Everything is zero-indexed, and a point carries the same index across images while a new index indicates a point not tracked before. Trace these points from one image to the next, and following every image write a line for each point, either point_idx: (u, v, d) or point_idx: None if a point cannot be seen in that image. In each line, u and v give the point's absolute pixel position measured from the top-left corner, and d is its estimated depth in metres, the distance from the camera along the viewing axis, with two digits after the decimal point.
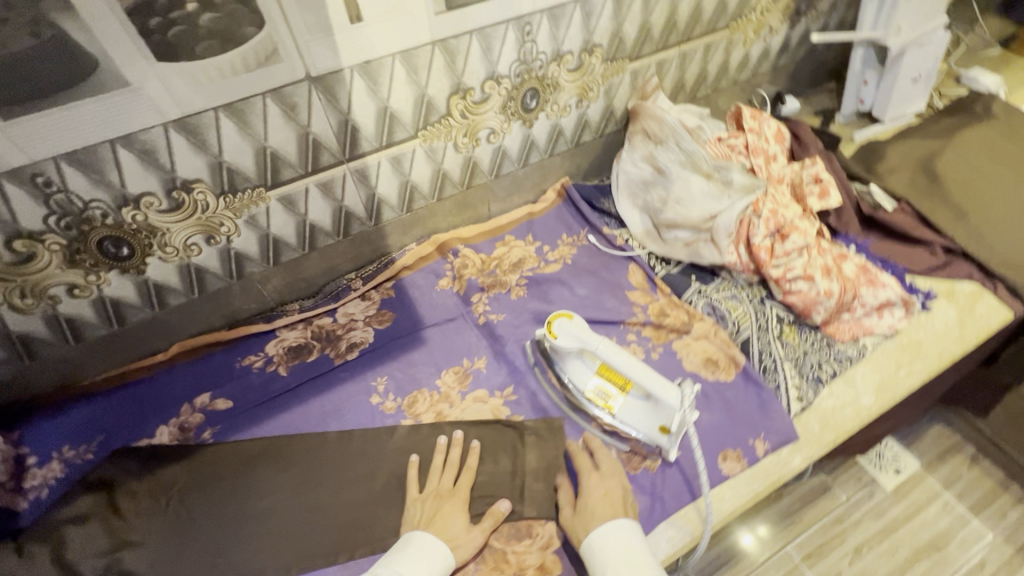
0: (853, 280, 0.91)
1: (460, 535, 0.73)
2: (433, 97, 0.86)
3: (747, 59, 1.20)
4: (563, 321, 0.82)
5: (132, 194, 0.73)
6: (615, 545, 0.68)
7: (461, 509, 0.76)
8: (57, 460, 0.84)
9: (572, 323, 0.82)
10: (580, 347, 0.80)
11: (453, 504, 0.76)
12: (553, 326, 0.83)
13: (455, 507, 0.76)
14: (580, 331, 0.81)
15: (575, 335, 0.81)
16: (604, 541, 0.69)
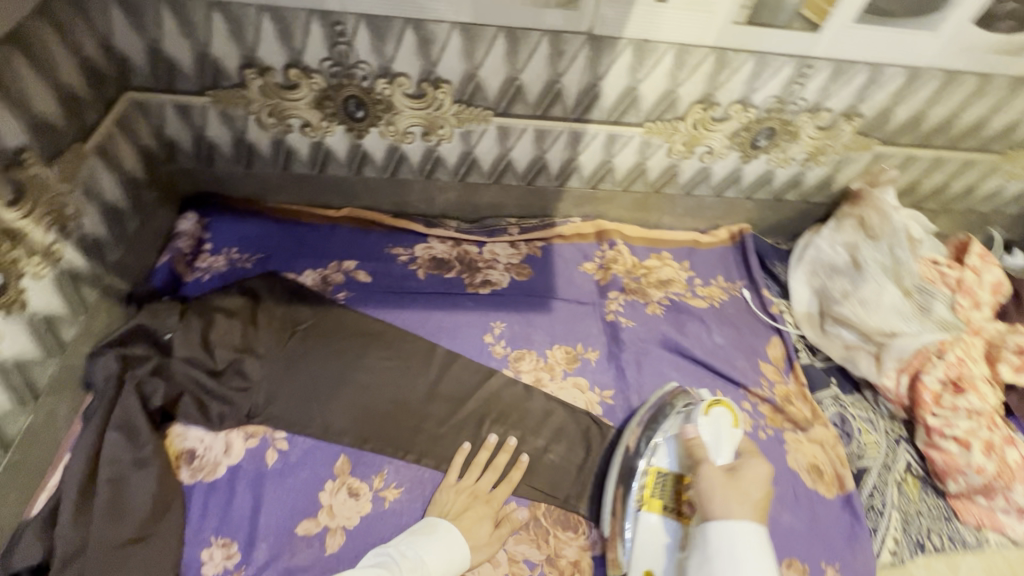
0: (1012, 470, 0.81)
1: (483, 540, 0.72)
2: (679, 97, 0.85)
3: (998, 193, 1.08)
4: (725, 415, 0.76)
5: (393, 70, 0.79)
6: (749, 539, 0.59)
7: (488, 515, 0.75)
8: (224, 256, 0.95)
9: (729, 426, 0.75)
10: (711, 441, 0.73)
11: (485, 508, 0.75)
12: (715, 406, 0.76)
13: (484, 513, 0.75)
14: (726, 436, 0.74)
15: (718, 433, 0.74)
16: (739, 526, 0.60)
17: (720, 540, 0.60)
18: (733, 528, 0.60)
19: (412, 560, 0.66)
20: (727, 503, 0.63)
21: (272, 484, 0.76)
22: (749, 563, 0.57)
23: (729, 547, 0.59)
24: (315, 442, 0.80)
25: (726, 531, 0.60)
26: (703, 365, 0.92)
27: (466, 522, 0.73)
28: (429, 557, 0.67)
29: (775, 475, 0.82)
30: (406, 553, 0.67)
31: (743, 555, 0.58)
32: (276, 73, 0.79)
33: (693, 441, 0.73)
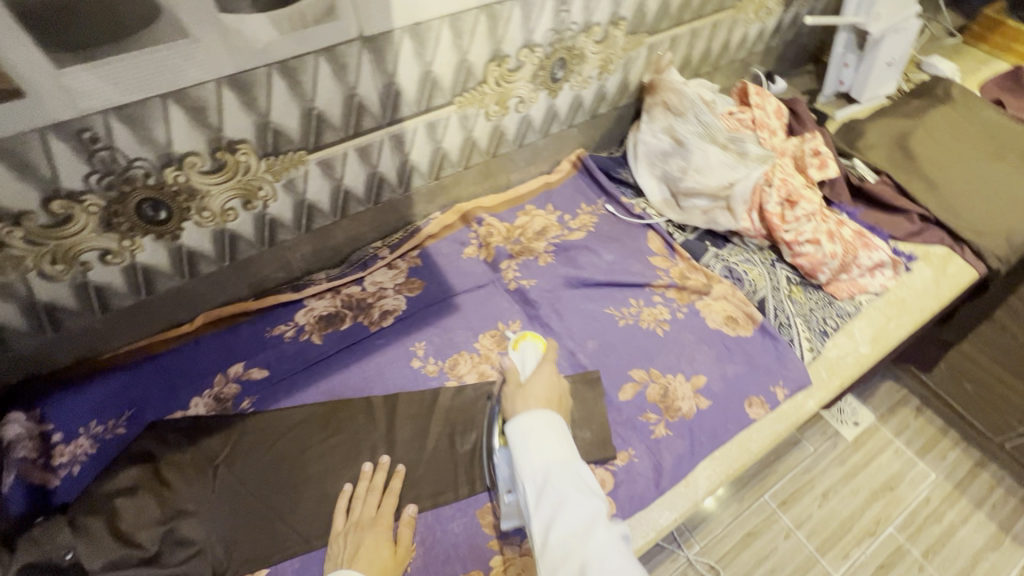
0: (852, 244, 1.00)
1: (383, 562, 0.69)
2: (473, 63, 0.87)
3: (745, 38, 1.27)
4: (535, 344, 0.84)
5: (177, 153, 0.70)
6: (541, 427, 0.68)
7: (385, 539, 0.72)
8: (86, 436, 0.81)
9: (534, 350, 0.83)
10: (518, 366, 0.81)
11: (379, 532, 0.72)
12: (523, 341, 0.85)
13: (378, 536, 0.72)
14: (531, 359, 0.81)
15: (522, 358, 0.81)
16: (530, 420, 0.69)
17: (519, 430, 0.69)
18: (529, 418, 0.69)
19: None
20: (523, 404, 0.73)
21: None
22: (537, 450, 0.67)
23: (523, 440, 0.68)
24: (303, 557, 0.73)
25: (517, 427, 0.69)
26: (609, 284, 0.99)
27: (360, 557, 0.69)
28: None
29: (705, 342, 0.93)
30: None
31: (539, 435, 0.67)
32: (36, 215, 0.66)
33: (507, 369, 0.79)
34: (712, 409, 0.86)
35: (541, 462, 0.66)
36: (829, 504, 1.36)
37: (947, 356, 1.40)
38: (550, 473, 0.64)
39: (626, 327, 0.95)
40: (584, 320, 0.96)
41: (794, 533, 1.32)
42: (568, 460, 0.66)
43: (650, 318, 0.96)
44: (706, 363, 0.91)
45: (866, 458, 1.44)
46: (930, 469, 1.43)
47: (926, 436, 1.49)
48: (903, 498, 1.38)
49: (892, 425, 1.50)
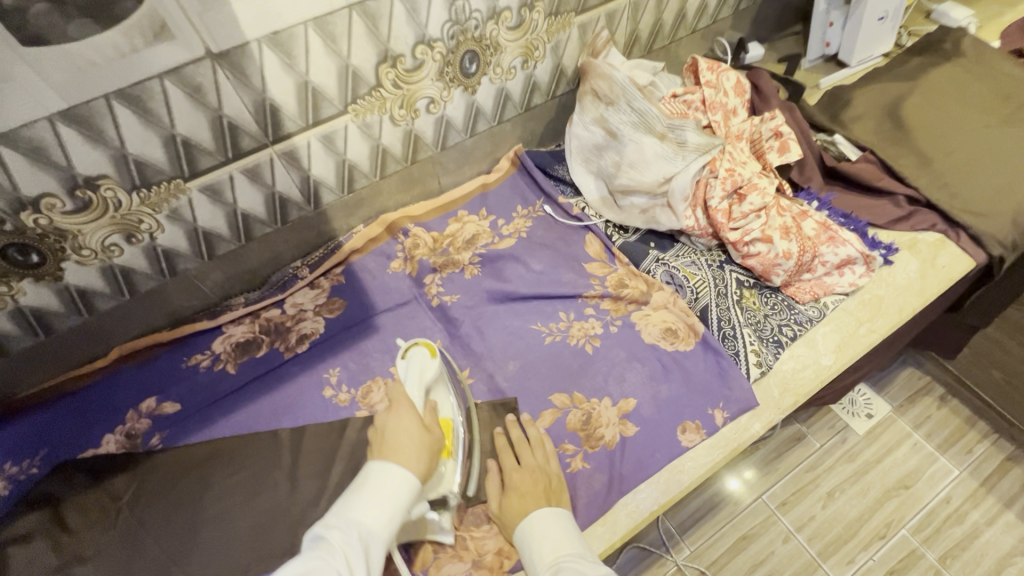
0: (813, 239, 0.88)
1: (418, 439, 0.63)
2: (358, 67, 0.79)
3: (705, 4, 1.13)
4: (423, 353, 0.72)
5: (28, 197, 0.66)
6: (547, 522, 0.64)
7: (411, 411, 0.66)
8: (0, 478, 0.80)
9: (424, 359, 0.72)
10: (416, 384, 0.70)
11: (398, 411, 0.66)
12: (414, 349, 0.73)
13: (399, 414, 0.66)
14: (421, 370, 0.71)
15: (410, 372, 0.71)
16: (535, 522, 0.64)
17: (535, 525, 0.64)
18: (544, 519, 0.64)
19: (347, 529, 0.53)
20: (519, 509, 0.67)
21: None
22: (540, 546, 0.62)
23: (528, 538, 0.63)
24: None
25: (525, 535, 0.64)
26: (536, 297, 0.91)
27: (387, 443, 0.63)
28: (364, 513, 0.54)
29: (639, 359, 0.84)
30: (337, 524, 0.54)
31: (555, 524, 0.64)
32: None
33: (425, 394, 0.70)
34: (640, 437, 0.78)
35: (562, 547, 0.61)
36: (834, 505, 1.22)
37: (972, 342, 1.19)
38: (571, 556, 0.60)
39: (552, 344, 0.87)
40: (506, 339, 0.88)
41: (794, 537, 1.19)
42: (565, 553, 0.61)
43: (580, 334, 0.87)
44: (638, 383, 0.82)
45: (879, 453, 1.27)
46: (952, 464, 1.25)
47: (950, 428, 1.30)
48: (920, 498, 1.21)
49: (910, 416, 1.32)
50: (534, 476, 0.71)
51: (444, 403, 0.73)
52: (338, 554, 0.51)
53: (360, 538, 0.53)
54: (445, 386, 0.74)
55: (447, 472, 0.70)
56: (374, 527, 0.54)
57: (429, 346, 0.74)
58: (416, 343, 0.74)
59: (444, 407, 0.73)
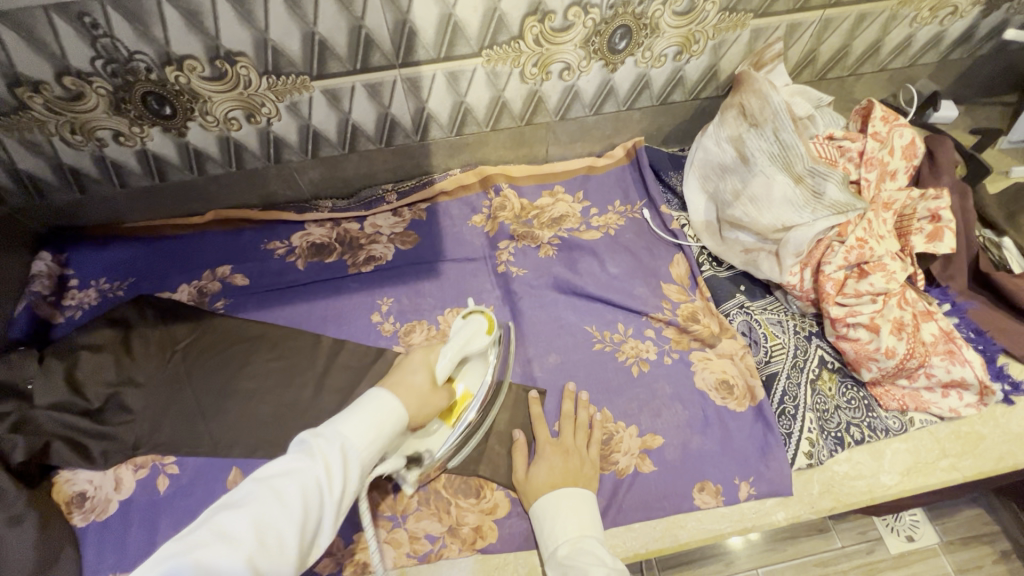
0: (927, 346, 0.76)
1: (420, 391, 0.66)
2: (506, 13, 0.75)
3: (908, 43, 0.97)
4: (480, 321, 0.74)
5: (175, 54, 0.71)
6: (573, 501, 0.67)
7: (429, 364, 0.69)
8: (94, 288, 0.91)
9: (478, 332, 0.73)
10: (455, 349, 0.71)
11: (421, 358, 0.70)
12: (476, 313, 0.76)
13: (418, 360, 0.69)
14: (470, 337, 0.72)
15: (459, 333, 0.73)
16: (561, 499, 0.67)
17: (558, 498, 0.67)
18: (567, 497, 0.67)
19: (332, 439, 0.54)
20: (547, 482, 0.70)
21: (166, 512, 0.74)
22: (566, 521, 0.65)
23: (552, 511, 0.66)
24: (205, 461, 0.78)
25: (550, 506, 0.67)
26: (600, 300, 0.88)
27: (395, 381, 0.66)
28: (350, 428, 0.56)
29: (682, 400, 0.79)
30: (324, 434, 0.55)
31: (574, 503, 0.66)
32: (51, 86, 0.71)
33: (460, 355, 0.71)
34: (653, 479, 0.74)
35: (580, 519, 0.65)
36: None
37: None
38: (586, 531, 0.64)
39: (599, 353, 0.84)
40: (556, 330, 0.86)
41: None
42: (587, 533, 0.63)
43: (631, 353, 0.83)
44: (672, 424, 0.78)
45: None
46: None
47: None
48: None
49: (957, 557, 1.03)
50: (567, 455, 0.73)
51: (472, 374, 0.76)
52: (317, 457, 0.52)
53: (343, 450, 0.54)
54: (482, 363, 0.77)
55: (439, 434, 0.73)
56: (356, 445, 0.55)
57: (490, 320, 0.75)
58: (480, 311, 0.76)
59: (471, 378, 0.76)
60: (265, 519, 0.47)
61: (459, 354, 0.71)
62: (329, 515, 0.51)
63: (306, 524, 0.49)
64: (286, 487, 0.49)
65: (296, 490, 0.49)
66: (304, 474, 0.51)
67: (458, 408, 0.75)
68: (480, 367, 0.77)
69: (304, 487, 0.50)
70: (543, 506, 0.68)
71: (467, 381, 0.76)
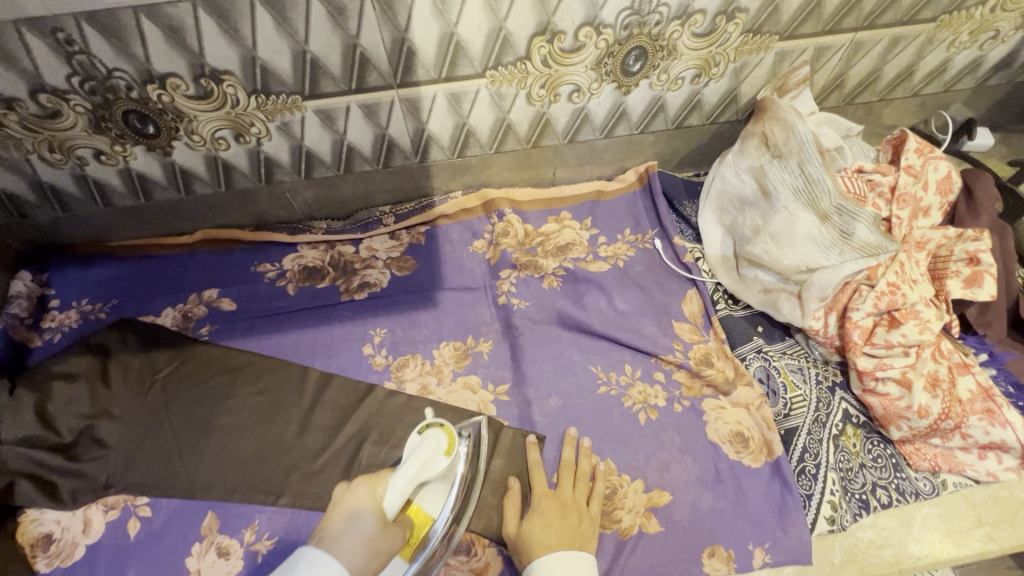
0: (964, 404, 0.70)
1: (367, 541, 0.55)
2: (511, 33, 0.70)
3: (944, 67, 0.91)
4: (438, 440, 0.62)
5: (157, 72, 0.66)
6: (575, 567, 0.60)
7: (375, 502, 0.59)
8: (75, 310, 0.87)
9: (436, 453, 0.61)
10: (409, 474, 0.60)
11: (365, 495, 0.60)
12: (434, 427, 0.64)
13: (360, 500, 0.59)
14: (427, 461, 0.61)
15: (414, 450, 0.62)
16: (561, 563, 0.60)
17: (557, 563, 0.60)
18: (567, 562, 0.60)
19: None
20: (542, 542, 0.63)
21: (135, 558, 0.70)
22: None
23: None
24: (180, 503, 0.73)
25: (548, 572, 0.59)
26: (607, 338, 0.82)
27: (335, 537, 0.55)
28: None
29: (693, 453, 0.73)
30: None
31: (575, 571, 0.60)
32: (26, 103, 0.67)
33: (414, 478, 0.60)
34: (659, 541, 0.68)
35: None
36: None
37: None
38: None
39: (604, 397, 0.78)
40: (558, 369, 0.81)
41: None
42: None
43: (638, 398, 0.78)
44: (681, 479, 0.72)
45: None
46: None
47: None
48: None
49: None
50: (564, 511, 0.67)
51: (432, 496, 0.64)
52: None
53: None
54: (445, 482, 0.65)
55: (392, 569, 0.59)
56: None
57: (450, 439, 0.63)
58: (439, 424, 0.64)
59: (432, 501, 0.64)
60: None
61: (411, 483, 0.59)
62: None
63: None
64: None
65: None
66: None
67: (415, 540, 0.62)
68: (442, 489, 0.65)
69: None
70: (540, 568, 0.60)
71: (427, 504, 0.64)
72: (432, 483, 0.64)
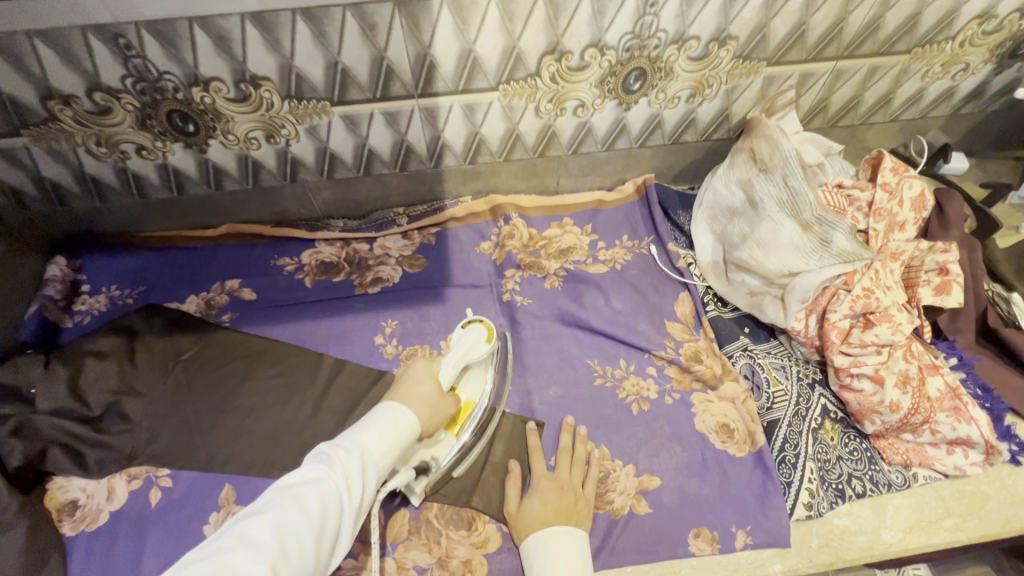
0: (932, 401, 0.75)
1: (430, 399, 0.65)
2: (524, 51, 0.77)
3: (920, 96, 0.99)
4: (479, 331, 0.74)
5: (202, 76, 0.73)
6: (566, 539, 0.66)
7: (434, 372, 0.68)
8: (104, 295, 0.92)
9: (478, 341, 0.73)
10: (460, 356, 0.71)
11: (424, 367, 0.68)
12: (475, 323, 0.75)
13: (422, 371, 0.68)
14: (471, 347, 0.72)
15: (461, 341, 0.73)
16: (553, 536, 0.66)
17: (550, 536, 0.66)
18: (559, 535, 0.66)
19: (351, 449, 0.53)
20: (539, 517, 0.69)
21: (155, 525, 0.74)
22: (555, 560, 0.63)
23: (543, 548, 0.65)
24: (198, 475, 0.78)
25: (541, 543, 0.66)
26: (603, 335, 0.88)
27: (402, 392, 0.65)
28: (369, 437, 0.55)
29: (681, 442, 0.78)
30: (343, 444, 0.54)
31: (567, 543, 0.65)
32: (82, 100, 0.73)
33: (464, 360, 0.71)
34: (648, 522, 0.73)
35: (571, 559, 0.64)
36: None
37: None
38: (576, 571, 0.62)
39: (599, 388, 0.83)
40: (557, 362, 0.86)
41: None
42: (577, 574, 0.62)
43: (631, 390, 0.83)
44: (669, 465, 0.77)
45: None
46: None
47: None
48: None
49: None
50: (561, 490, 0.72)
51: (473, 380, 0.76)
52: (337, 467, 0.51)
53: (362, 459, 0.53)
54: (484, 370, 0.77)
55: (444, 442, 0.73)
56: (374, 454, 0.55)
57: (489, 330, 0.75)
58: (478, 321, 0.76)
59: (472, 387, 0.76)
60: (286, 527, 0.45)
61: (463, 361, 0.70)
62: (349, 525, 0.50)
63: (321, 536, 0.47)
64: (306, 495, 0.47)
65: (316, 498, 0.48)
66: (325, 483, 0.49)
67: (461, 417, 0.75)
68: (481, 376, 0.77)
69: (324, 495, 0.48)
70: (536, 539, 0.67)
71: (469, 390, 0.76)
72: (474, 372, 0.76)
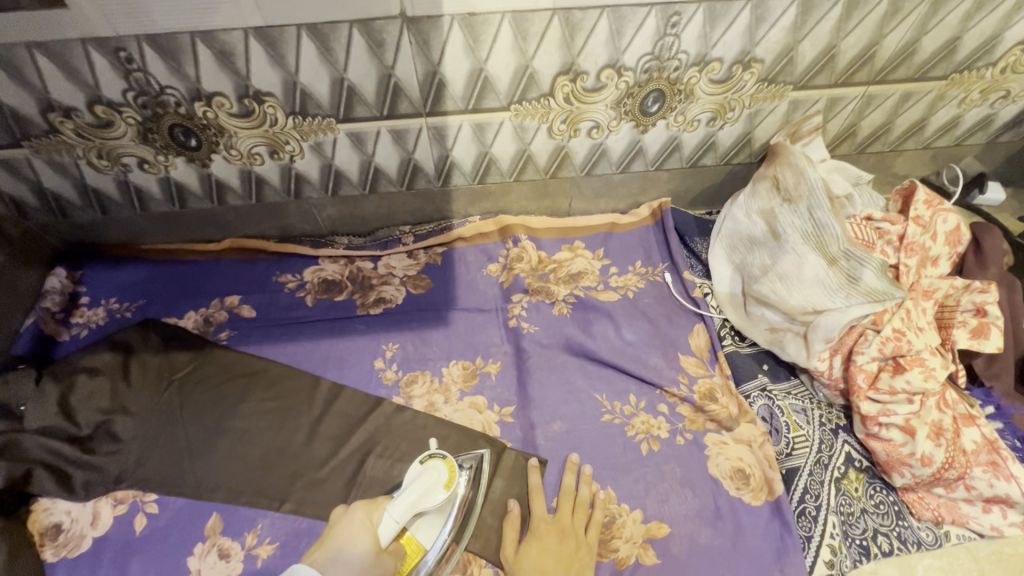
0: (968, 455, 0.70)
1: (359, 563, 0.57)
2: (537, 71, 0.74)
3: (955, 123, 0.93)
4: (438, 471, 0.62)
5: (205, 91, 0.71)
6: None
7: (370, 528, 0.60)
8: (103, 308, 0.90)
9: (434, 486, 0.61)
10: (406, 505, 0.59)
11: (361, 519, 0.61)
12: (436, 459, 0.63)
13: (356, 524, 0.61)
14: (425, 493, 0.61)
15: (411, 485, 0.61)
16: None
17: None
18: None
19: None
20: (537, 566, 0.65)
21: (139, 554, 0.71)
22: None
23: None
24: (186, 502, 0.75)
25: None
26: (613, 367, 0.84)
27: (331, 552, 0.58)
28: None
29: (693, 487, 0.74)
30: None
31: None
32: (82, 113, 0.72)
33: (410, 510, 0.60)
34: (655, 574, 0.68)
35: None
36: None
37: None
38: None
39: (607, 425, 0.79)
40: (563, 395, 0.82)
41: None
42: None
43: (641, 428, 0.78)
44: (680, 512, 0.72)
45: None
46: None
47: None
48: None
49: None
50: (562, 535, 0.68)
51: (426, 527, 0.63)
52: None
53: None
54: (442, 515, 0.64)
55: None
56: None
57: (451, 471, 0.63)
58: (440, 456, 0.64)
59: (426, 532, 0.63)
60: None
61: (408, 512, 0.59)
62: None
63: None
64: None
65: None
66: None
67: (407, 569, 0.62)
68: (437, 520, 0.64)
69: None
70: None
71: (421, 534, 0.63)
72: (428, 516, 0.64)
